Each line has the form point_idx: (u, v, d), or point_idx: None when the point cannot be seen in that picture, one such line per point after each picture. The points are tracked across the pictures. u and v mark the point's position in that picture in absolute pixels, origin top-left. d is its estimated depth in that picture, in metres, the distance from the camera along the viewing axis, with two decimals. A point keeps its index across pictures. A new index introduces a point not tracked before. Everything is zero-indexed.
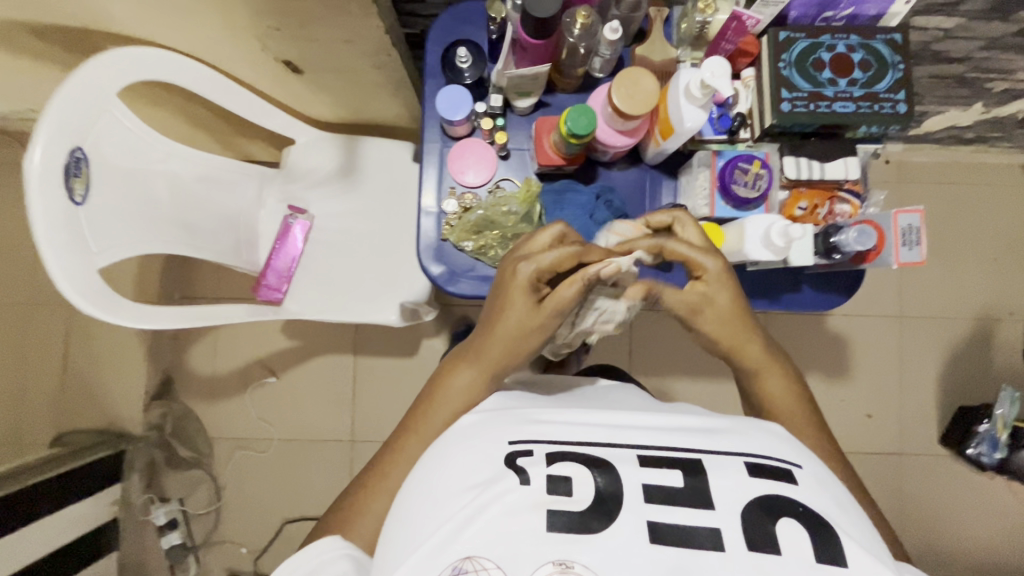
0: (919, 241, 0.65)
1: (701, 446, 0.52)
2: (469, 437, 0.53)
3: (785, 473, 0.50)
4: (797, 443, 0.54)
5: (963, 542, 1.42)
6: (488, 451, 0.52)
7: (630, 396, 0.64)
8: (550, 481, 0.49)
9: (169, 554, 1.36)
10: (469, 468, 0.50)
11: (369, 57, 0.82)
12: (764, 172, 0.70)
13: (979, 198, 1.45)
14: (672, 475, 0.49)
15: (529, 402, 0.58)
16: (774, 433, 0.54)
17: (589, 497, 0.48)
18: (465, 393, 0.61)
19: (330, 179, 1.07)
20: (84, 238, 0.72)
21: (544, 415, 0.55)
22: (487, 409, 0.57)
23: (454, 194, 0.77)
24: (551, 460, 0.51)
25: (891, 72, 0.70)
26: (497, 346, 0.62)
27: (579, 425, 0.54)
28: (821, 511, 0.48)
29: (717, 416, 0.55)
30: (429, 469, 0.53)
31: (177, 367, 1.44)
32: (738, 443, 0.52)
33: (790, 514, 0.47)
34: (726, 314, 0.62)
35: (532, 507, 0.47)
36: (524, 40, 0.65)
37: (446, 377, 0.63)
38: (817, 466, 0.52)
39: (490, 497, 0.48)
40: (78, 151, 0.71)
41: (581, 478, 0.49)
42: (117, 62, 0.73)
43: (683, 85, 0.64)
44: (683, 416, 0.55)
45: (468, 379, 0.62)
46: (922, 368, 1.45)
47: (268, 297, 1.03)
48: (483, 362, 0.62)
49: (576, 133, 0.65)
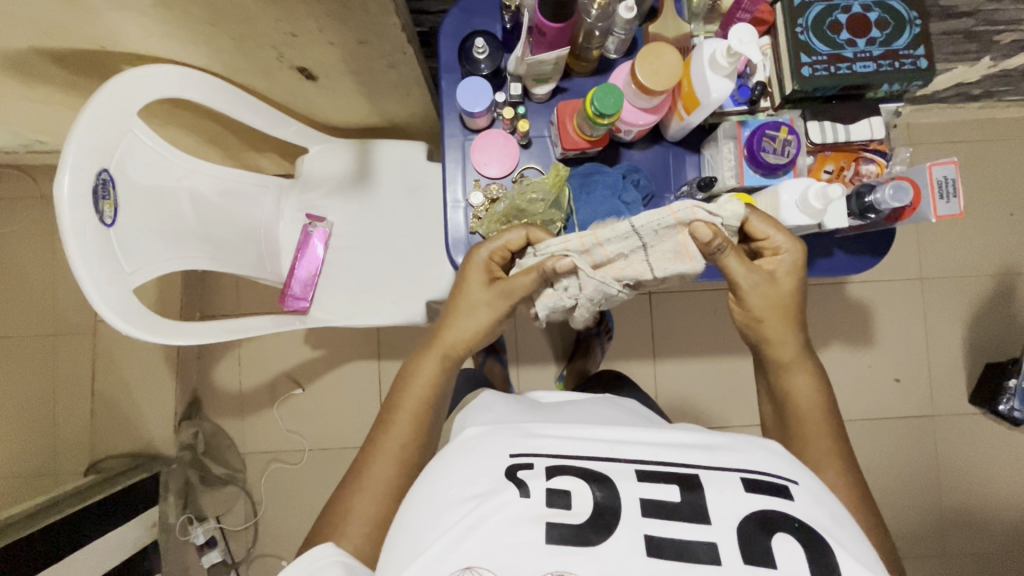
0: (956, 192, 0.65)
1: (700, 462, 0.52)
2: (471, 451, 0.54)
3: (780, 488, 0.51)
4: (792, 459, 0.55)
5: (1000, 500, 1.41)
6: (489, 465, 0.52)
7: (610, 408, 0.65)
8: (550, 494, 0.50)
9: (211, 571, 1.37)
10: (470, 479, 0.51)
11: (384, 57, 0.82)
12: (792, 138, 0.71)
13: (991, 154, 1.44)
14: (669, 490, 0.50)
15: (528, 417, 0.59)
16: (770, 449, 0.54)
17: (587, 510, 0.49)
18: (429, 379, 0.66)
19: (345, 186, 1.07)
20: (116, 258, 0.73)
21: (544, 430, 0.55)
22: (489, 423, 0.57)
23: (479, 186, 0.77)
24: (550, 474, 0.51)
25: (908, 28, 0.70)
26: (457, 326, 0.67)
27: (581, 439, 0.54)
28: (815, 524, 0.49)
29: (714, 433, 0.56)
30: (429, 484, 0.53)
31: (205, 386, 1.47)
32: (734, 459, 0.52)
33: (786, 529, 0.48)
34: (780, 296, 0.64)
35: (532, 519, 0.48)
36: (543, 24, 0.66)
37: (413, 370, 0.67)
38: (813, 481, 0.53)
39: (490, 509, 0.48)
40: (105, 173, 0.72)
41: (579, 492, 0.50)
42: (136, 82, 0.73)
43: (709, 54, 0.64)
44: (677, 432, 0.55)
45: (429, 365, 0.67)
46: (947, 328, 1.45)
47: (295, 307, 1.03)
48: (443, 344, 0.67)
49: (603, 112, 0.65)
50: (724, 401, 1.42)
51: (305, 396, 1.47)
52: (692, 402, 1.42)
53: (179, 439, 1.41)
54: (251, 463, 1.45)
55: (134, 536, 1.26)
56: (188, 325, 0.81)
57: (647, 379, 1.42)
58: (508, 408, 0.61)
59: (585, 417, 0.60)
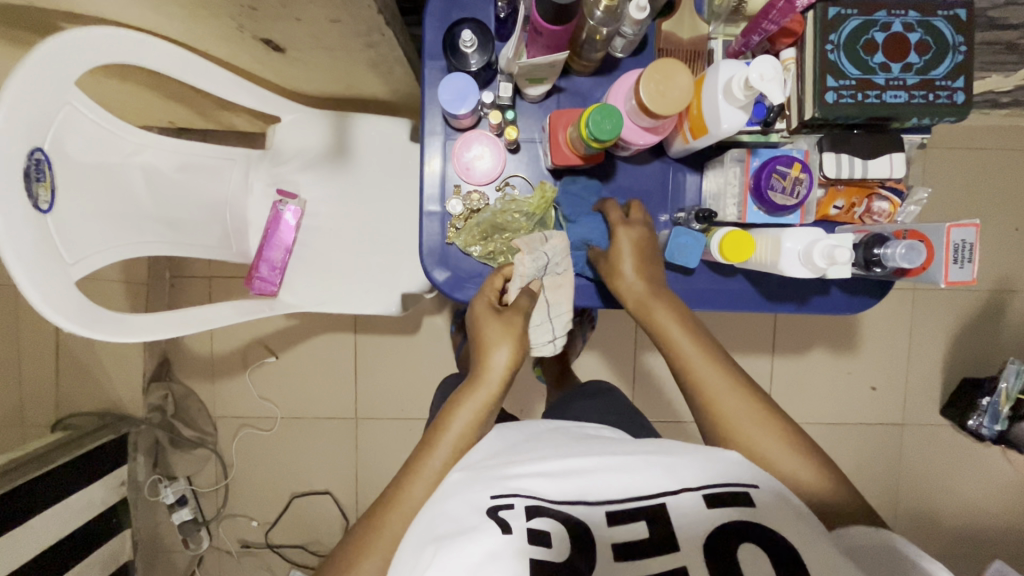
0: (972, 259, 0.60)
1: (666, 486, 0.51)
2: (453, 494, 0.52)
3: (739, 496, 0.50)
4: (751, 465, 0.54)
5: (953, 504, 1.46)
6: (469, 507, 0.50)
7: (574, 432, 0.62)
8: (530, 533, 0.48)
9: (181, 528, 1.40)
10: (454, 520, 0.50)
11: (361, 36, 0.73)
12: (804, 176, 0.64)
13: (1003, 166, 1.38)
14: (637, 527, 0.49)
15: (504, 455, 0.57)
16: (726, 458, 0.54)
17: (566, 549, 0.47)
18: (467, 429, 0.59)
19: (320, 160, 0.99)
20: (56, 249, 0.66)
21: (518, 468, 0.54)
22: (468, 465, 0.56)
23: (459, 194, 0.70)
24: (530, 514, 0.49)
25: (951, 55, 0.62)
26: (499, 362, 0.61)
27: (553, 474, 0.52)
28: (781, 529, 0.48)
29: (677, 450, 0.55)
30: (417, 528, 0.52)
31: (174, 347, 1.43)
32: (693, 475, 0.52)
33: (752, 539, 0.47)
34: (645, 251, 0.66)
35: (515, 555, 0.46)
36: (539, 25, 0.57)
37: (452, 414, 0.59)
38: (772, 483, 0.53)
39: (471, 550, 0.47)
40: (38, 152, 0.63)
41: (559, 534, 0.48)
42: (72, 48, 0.64)
43: (724, 82, 0.57)
44: (643, 453, 0.54)
45: (469, 413, 0.59)
46: (931, 340, 1.44)
47: (262, 289, 0.97)
48: (485, 386, 0.60)
49: (599, 138, 0.58)
50: None
51: (278, 364, 1.44)
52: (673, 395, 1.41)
53: (148, 401, 1.42)
54: (222, 426, 1.45)
55: (101, 496, 1.28)
56: (136, 318, 0.76)
57: (627, 372, 1.39)
58: (489, 443, 0.59)
59: (558, 444, 0.58)
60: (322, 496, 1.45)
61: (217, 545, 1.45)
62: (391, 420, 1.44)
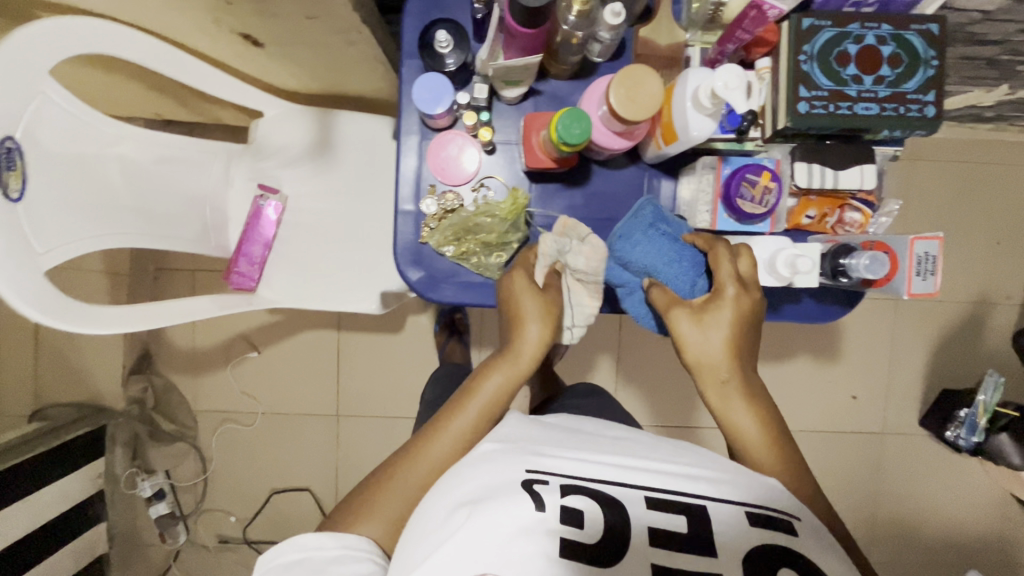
0: (934, 271, 0.60)
1: (706, 490, 0.50)
2: (488, 462, 0.52)
3: (785, 524, 0.49)
4: (796, 500, 0.53)
5: (930, 515, 1.47)
6: (502, 477, 0.50)
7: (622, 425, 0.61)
8: (564, 512, 0.48)
9: (158, 522, 1.39)
10: (490, 486, 0.49)
11: (340, 34, 0.73)
12: (773, 185, 0.65)
13: (986, 180, 1.39)
14: (677, 520, 0.48)
15: (543, 430, 0.56)
16: (770, 484, 0.53)
17: (598, 533, 0.47)
18: (496, 396, 0.60)
19: (304, 157, 0.99)
20: (26, 238, 0.66)
21: (555, 447, 0.53)
22: (505, 434, 0.55)
23: (434, 193, 0.71)
24: (564, 491, 0.49)
25: (923, 69, 0.63)
26: (532, 338, 0.62)
27: (593, 460, 0.52)
28: (819, 564, 0.47)
29: (727, 461, 0.54)
30: (438, 491, 0.52)
31: (156, 340, 1.43)
32: (738, 491, 0.51)
33: (788, 565, 0.46)
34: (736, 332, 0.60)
35: (548, 533, 0.46)
36: (512, 28, 0.57)
37: (483, 381, 0.61)
38: (813, 519, 0.52)
39: (505, 519, 0.47)
40: (10, 141, 0.63)
41: (593, 514, 0.48)
42: (46, 37, 0.64)
43: (692, 90, 0.57)
44: (690, 456, 0.54)
45: (500, 382, 0.60)
46: (912, 350, 1.45)
47: (241, 284, 0.97)
48: (519, 359, 0.61)
49: (567, 141, 0.58)
50: (687, 403, 1.40)
51: (259, 359, 1.43)
52: (656, 399, 1.41)
53: (129, 392, 1.40)
54: (202, 421, 1.44)
55: (77, 488, 1.27)
56: (107, 309, 0.75)
57: (610, 375, 1.39)
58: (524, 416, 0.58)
59: (604, 431, 0.57)
60: (300, 492, 1.44)
61: (194, 540, 1.45)
62: (372, 418, 1.44)
